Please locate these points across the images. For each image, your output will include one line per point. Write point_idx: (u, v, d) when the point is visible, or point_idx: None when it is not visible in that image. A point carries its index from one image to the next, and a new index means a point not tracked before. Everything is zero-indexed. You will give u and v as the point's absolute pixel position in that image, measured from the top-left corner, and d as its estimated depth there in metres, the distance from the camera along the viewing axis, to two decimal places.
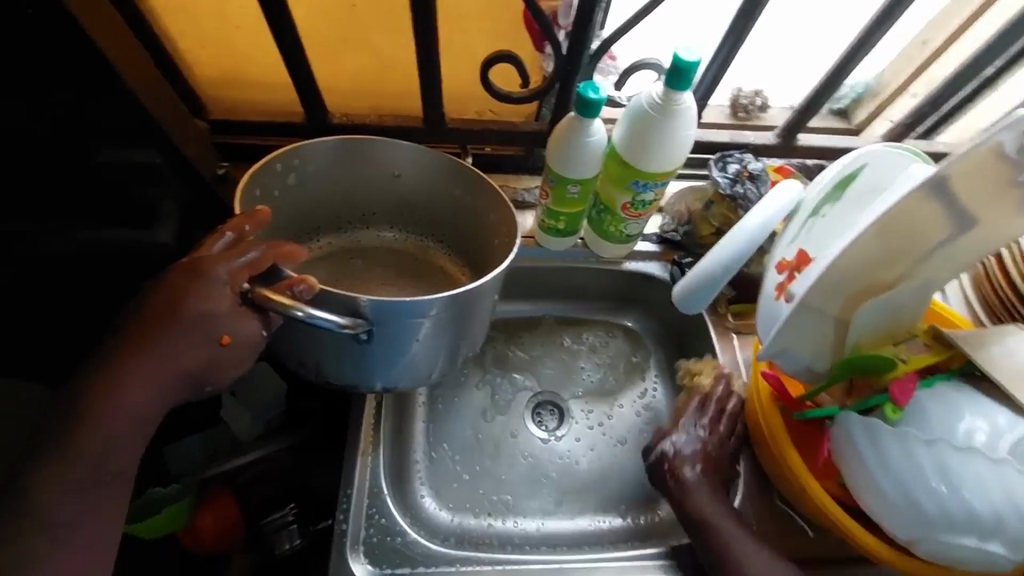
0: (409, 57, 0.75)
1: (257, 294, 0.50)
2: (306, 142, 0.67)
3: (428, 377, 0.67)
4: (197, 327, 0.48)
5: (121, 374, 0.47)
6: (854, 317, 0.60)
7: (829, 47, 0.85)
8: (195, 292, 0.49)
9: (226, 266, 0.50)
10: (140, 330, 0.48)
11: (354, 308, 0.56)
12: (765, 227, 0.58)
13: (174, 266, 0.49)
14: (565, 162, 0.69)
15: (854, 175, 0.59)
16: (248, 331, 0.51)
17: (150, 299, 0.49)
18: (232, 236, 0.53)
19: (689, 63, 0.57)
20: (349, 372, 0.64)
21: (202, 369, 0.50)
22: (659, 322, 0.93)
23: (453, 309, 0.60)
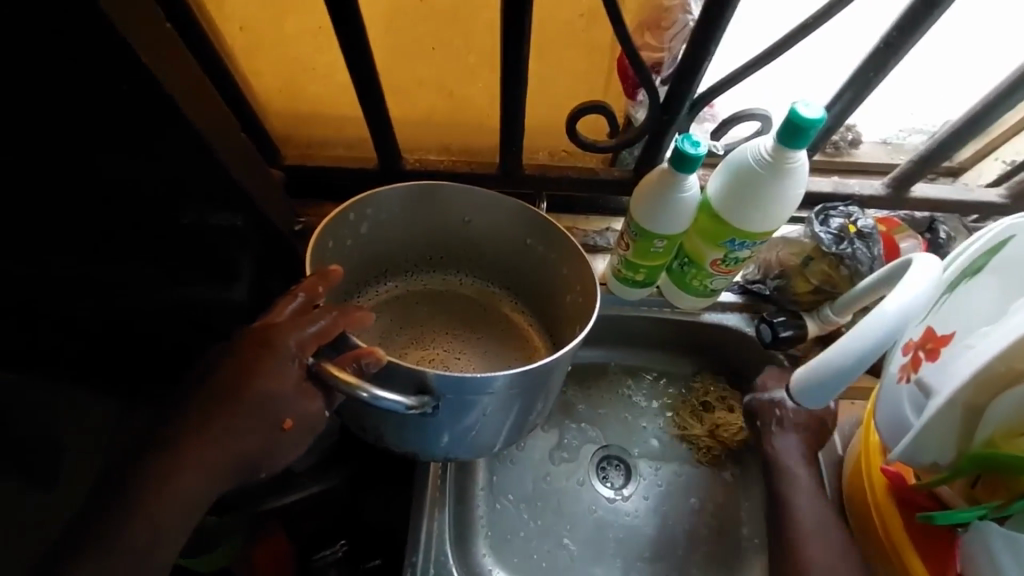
0: (486, 99, 0.72)
1: (322, 370, 0.43)
2: (376, 191, 0.64)
3: (491, 447, 0.60)
4: (261, 411, 0.43)
5: (181, 460, 0.42)
6: (989, 406, 0.53)
7: (937, 83, 0.78)
8: (261, 369, 0.43)
9: (297, 336, 0.44)
10: (201, 412, 0.43)
11: (422, 383, 0.49)
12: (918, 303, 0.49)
13: (247, 333, 0.44)
14: (654, 216, 0.63)
15: (999, 247, 0.51)
16: (311, 412, 0.45)
17: (215, 372, 0.44)
18: (304, 299, 0.46)
19: (810, 120, 0.52)
20: (409, 439, 0.57)
21: (260, 455, 0.45)
22: (733, 374, 0.83)
23: (525, 380, 0.53)
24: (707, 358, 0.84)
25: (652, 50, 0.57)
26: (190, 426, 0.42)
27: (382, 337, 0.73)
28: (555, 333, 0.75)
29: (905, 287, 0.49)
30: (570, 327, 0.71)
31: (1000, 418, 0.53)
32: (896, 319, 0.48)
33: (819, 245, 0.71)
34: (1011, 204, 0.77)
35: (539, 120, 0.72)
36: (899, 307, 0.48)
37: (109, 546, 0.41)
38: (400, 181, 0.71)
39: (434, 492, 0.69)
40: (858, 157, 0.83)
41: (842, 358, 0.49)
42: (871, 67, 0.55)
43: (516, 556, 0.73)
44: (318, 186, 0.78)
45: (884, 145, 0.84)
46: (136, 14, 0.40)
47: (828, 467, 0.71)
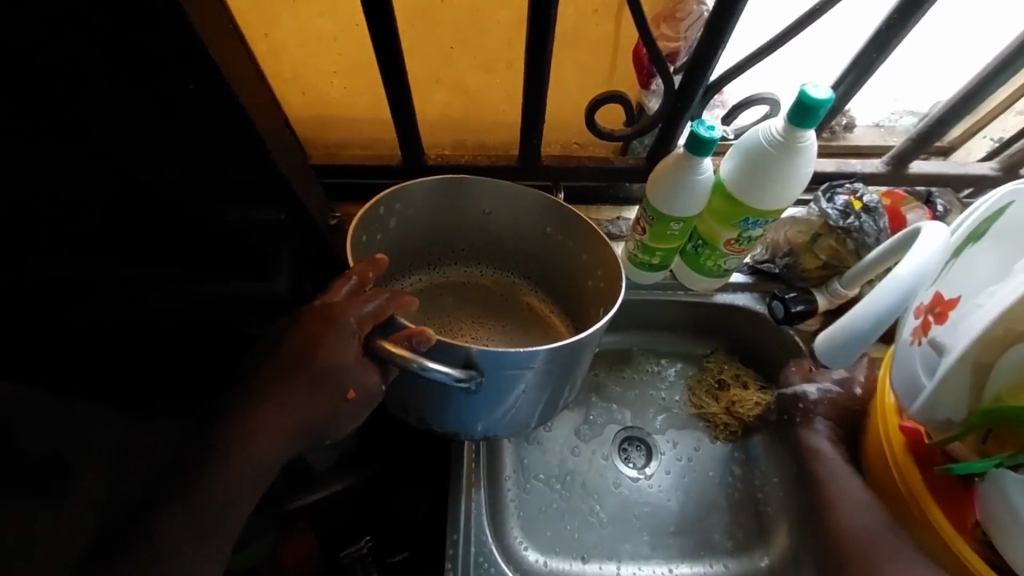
0: (504, 95, 0.74)
1: (379, 346, 0.46)
2: (404, 185, 0.66)
3: (527, 425, 0.63)
4: (324, 381, 0.45)
5: (248, 436, 0.44)
6: (997, 361, 0.56)
7: (930, 67, 0.82)
8: (325, 344, 0.45)
9: (356, 313, 0.46)
10: (271, 383, 0.45)
11: (468, 358, 0.51)
12: None
13: (307, 312, 0.46)
14: (670, 200, 0.66)
15: (998, 213, 0.55)
16: (370, 383, 0.47)
17: (282, 347, 0.46)
18: (356, 282, 0.50)
19: (818, 100, 0.55)
20: (449, 418, 0.59)
21: (324, 424, 0.47)
22: (747, 353, 0.86)
23: (561, 356, 0.55)
24: (722, 339, 0.87)
25: (667, 40, 0.60)
26: (261, 396, 0.44)
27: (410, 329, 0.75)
28: (577, 317, 0.77)
29: None
30: (593, 314, 0.74)
31: (1007, 372, 0.56)
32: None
33: (826, 221, 0.74)
34: (1003, 176, 0.81)
35: (555, 114, 0.75)
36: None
37: (185, 525, 0.42)
38: (425, 176, 0.74)
39: (468, 475, 0.72)
40: (853, 141, 0.87)
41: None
42: (873, 49, 0.59)
43: (547, 534, 0.75)
44: (341, 187, 0.81)
45: (877, 128, 0.88)
46: (207, 15, 0.42)
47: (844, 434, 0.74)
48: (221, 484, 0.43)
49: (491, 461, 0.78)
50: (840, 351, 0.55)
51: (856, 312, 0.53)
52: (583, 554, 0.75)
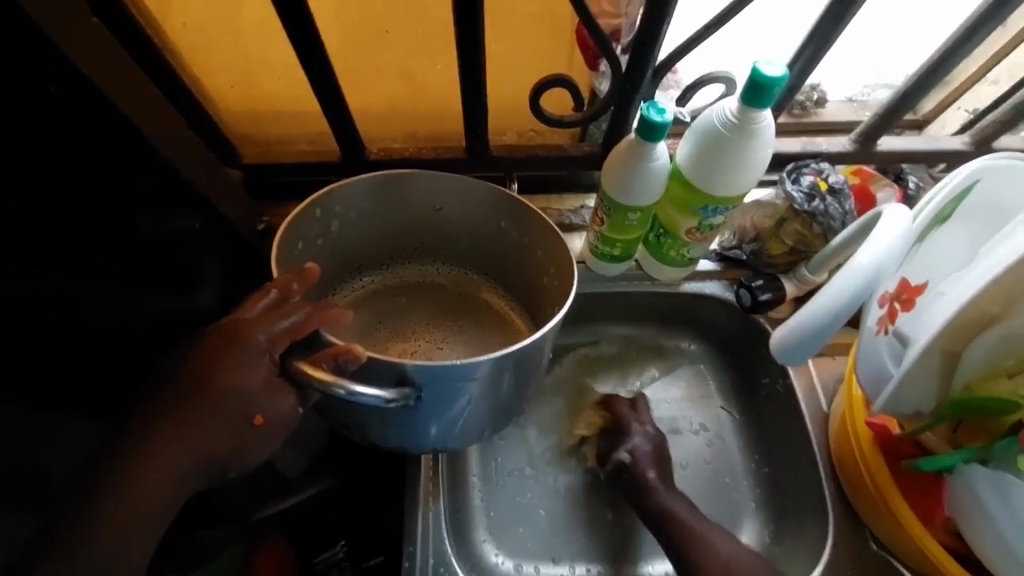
0: (447, 82, 0.70)
1: (296, 369, 0.42)
2: (337, 186, 0.62)
3: (482, 434, 0.60)
4: (229, 407, 0.42)
5: (145, 461, 0.41)
6: (964, 351, 0.54)
7: (900, 37, 0.79)
8: (232, 365, 0.42)
9: (266, 331, 0.43)
10: (175, 406, 0.42)
11: (402, 375, 0.48)
12: (888, 258, 0.48)
13: (213, 330, 0.43)
14: (625, 190, 0.63)
15: (965, 194, 0.52)
16: (282, 409, 0.43)
17: (186, 366, 0.43)
18: (277, 295, 0.45)
19: (773, 79, 0.51)
20: (398, 432, 0.56)
21: (231, 453, 0.43)
22: (720, 342, 0.83)
23: (508, 363, 0.51)
24: (693, 330, 0.84)
25: (609, 18, 0.56)
26: (164, 418, 0.41)
27: (362, 334, 0.71)
28: (537, 314, 0.74)
29: (876, 239, 0.49)
30: (551, 313, 0.70)
31: (975, 363, 0.54)
32: (870, 271, 0.48)
33: (792, 204, 0.71)
34: (976, 151, 0.77)
35: (504, 100, 0.70)
36: (873, 260, 0.48)
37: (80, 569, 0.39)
38: (367, 172, 0.70)
39: (427, 482, 0.68)
40: (823, 117, 0.83)
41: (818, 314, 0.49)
42: (830, 19, 0.55)
43: (514, 540, 0.73)
44: (283, 186, 0.76)
45: (849, 103, 0.84)
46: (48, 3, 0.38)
47: (814, 423, 0.73)
48: (125, 518, 0.40)
49: (453, 467, 0.75)
50: (797, 349, 0.51)
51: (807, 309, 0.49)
52: (553, 558, 0.72)
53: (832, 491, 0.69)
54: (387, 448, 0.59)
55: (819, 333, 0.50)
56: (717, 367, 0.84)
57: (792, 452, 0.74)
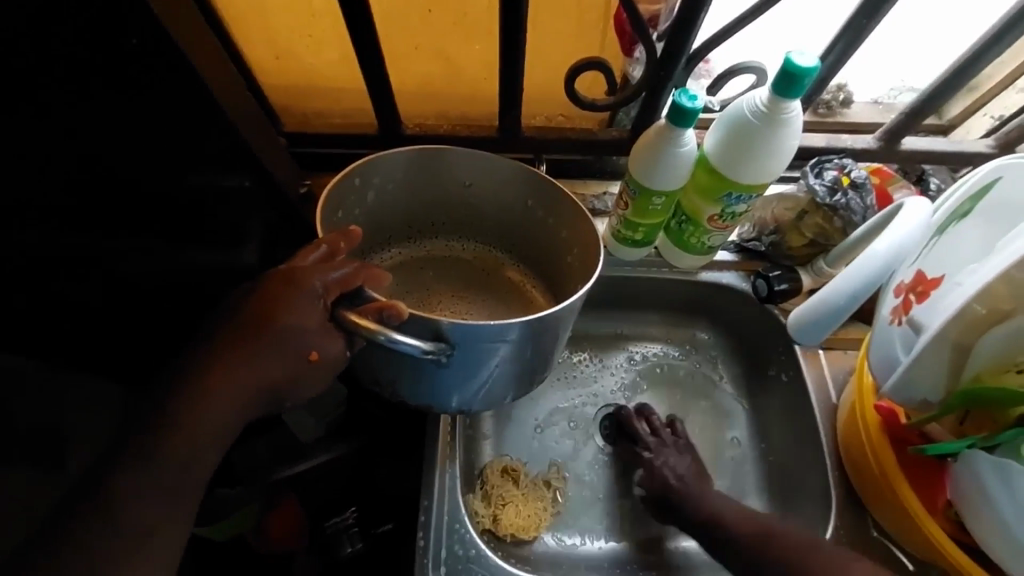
0: (485, 62, 0.71)
1: (345, 318, 0.45)
2: (377, 157, 0.64)
3: (502, 401, 0.62)
4: (287, 343, 0.45)
5: (201, 390, 0.44)
6: (977, 344, 0.55)
7: (930, 40, 0.79)
8: (288, 305, 0.45)
9: (321, 279, 0.46)
10: (235, 337, 0.45)
11: (437, 331, 0.50)
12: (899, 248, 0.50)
13: (272, 274, 0.46)
14: (651, 172, 0.64)
15: (986, 189, 0.53)
16: (334, 351, 0.47)
17: (245, 306, 0.46)
18: (326, 250, 0.49)
19: (804, 69, 0.53)
20: (424, 393, 0.59)
21: (284, 383, 0.47)
22: (733, 333, 0.86)
23: (536, 330, 0.54)
24: (706, 319, 0.87)
25: (650, 3, 0.58)
26: (224, 349, 0.45)
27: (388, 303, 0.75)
28: (558, 291, 0.76)
29: (896, 226, 0.51)
30: (572, 292, 0.73)
31: (986, 356, 0.55)
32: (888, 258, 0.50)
33: (813, 198, 0.72)
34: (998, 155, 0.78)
35: (540, 84, 0.72)
36: (889, 246, 0.50)
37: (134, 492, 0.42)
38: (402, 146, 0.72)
39: (444, 448, 0.71)
40: (849, 117, 0.85)
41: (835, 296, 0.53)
42: (863, 14, 0.57)
43: (523, 510, 0.75)
44: (318, 158, 0.79)
45: (875, 105, 0.86)
46: None
47: (821, 411, 0.75)
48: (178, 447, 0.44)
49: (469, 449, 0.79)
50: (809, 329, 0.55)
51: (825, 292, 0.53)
52: (561, 529, 0.76)
53: (836, 478, 0.71)
54: (412, 406, 0.62)
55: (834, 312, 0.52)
56: (725, 358, 0.87)
57: (799, 441, 0.76)
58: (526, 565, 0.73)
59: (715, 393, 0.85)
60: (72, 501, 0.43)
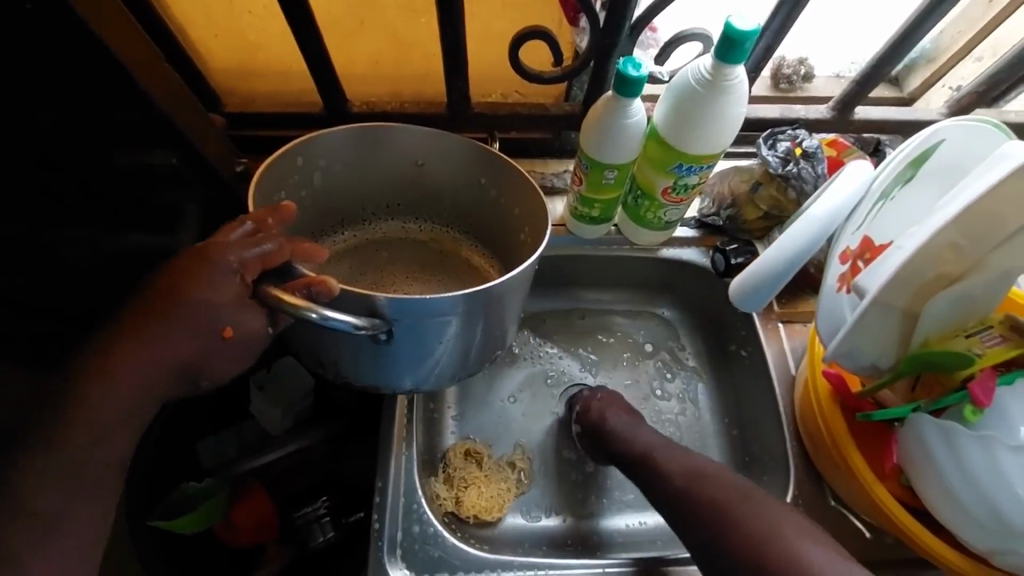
0: (431, 37, 0.69)
1: (268, 294, 0.44)
2: (318, 136, 0.62)
3: (454, 377, 0.61)
4: (198, 319, 0.44)
5: (123, 371, 0.43)
6: (924, 310, 0.55)
7: (885, 10, 0.79)
8: (200, 280, 0.44)
9: (238, 255, 0.44)
10: (140, 319, 0.43)
11: (373, 307, 0.49)
12: (835, 212, 0.55)
13: (185, 251, 0.45)
14: (600, 145, 0.63)
15: (928, 153, 0.53)
16: (250, 326, 0.46)
17: (153, 285, 0.44)
18: (251, 226, 0.47)
19: (744, 33, 0.52)
20: (371, 372, 0.58)
21: (200, 361, 0.46)
22: (697, 310, 0.85)
23: (482, 306, 0.53)
24: (671, 297, 0.86)
25: None
26: (137, 326, 0.43)
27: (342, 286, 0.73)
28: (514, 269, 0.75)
29: (833, 193, 0.55)
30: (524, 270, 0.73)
31: (931, 321, 0.56)
32: (823, 221, 0.55)
33: (766, 168, 0.72)
34: None
35: (486, 58, 0.71)
36: (827, 210, 0.55)
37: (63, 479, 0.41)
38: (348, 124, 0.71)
39: (401, 431, 0.70)
40: (810, 91, 0.84)
41: (779, 256, 0.57)
42: None
43: (485, 492, 0.74)
44: (267, 140, 0.77)
45: (836, 79, 0.86)
46: None
47: (780, 385, 0.75)
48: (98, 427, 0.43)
49: (430, 434, 0.78)
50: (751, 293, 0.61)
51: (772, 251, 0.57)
52: (525, 510, 0.76)
53: (793, 448, 0.71)
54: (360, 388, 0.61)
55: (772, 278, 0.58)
56: (687, 334, 0.87)
57: (760, 415, 0.76)
58: (489, 546, 0.72)
59: (679, 370, 0.85)
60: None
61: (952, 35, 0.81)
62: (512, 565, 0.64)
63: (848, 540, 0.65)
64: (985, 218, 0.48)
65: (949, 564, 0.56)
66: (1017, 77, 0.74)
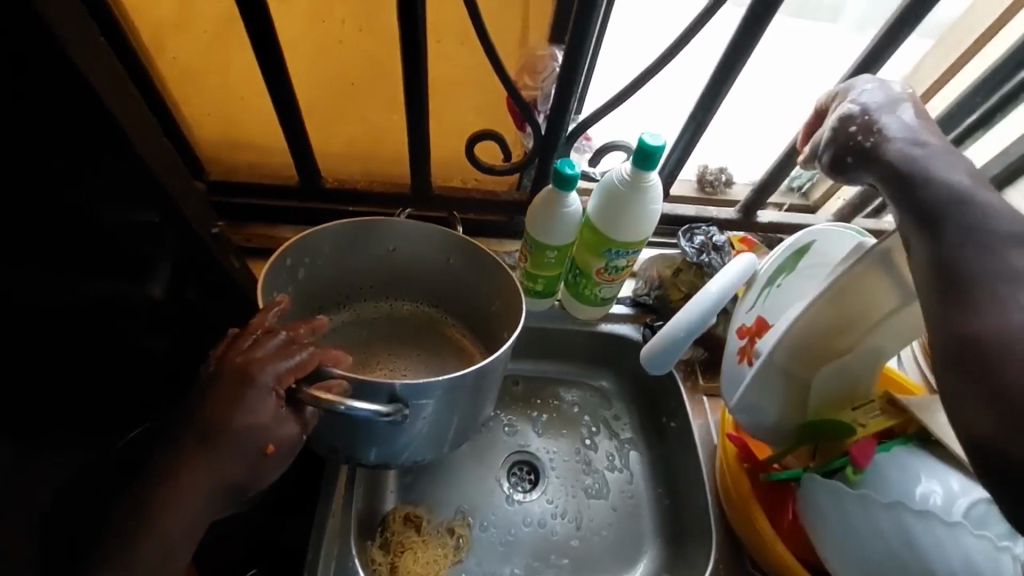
0: (400, 130, 0.80)
1: (306, 395, 0.50)
2: (311, 234, 0.69)
3: (442, 450, 0.66)
4: (244, 443, 0.48)
5: (168, 495, 0.46)
6: (814, 380, 0.63)
7: (784, 134, 0.96)
8: (241, 403, 0.48)
9: (273, 370, 0.49)
10: (191, 447, 0.47)
11: (392, 393, 0.55)
12: (727, 290, 0.65)
13: (224, 370, 0.49)
14: (543, 230, 0.73)
15: (806, 249, 0.64)
16: (288, 435, 0.50)
17: (197, 415, 0.48)
18: (285, 336, 0.52)
19: (653, 147, 0.64)
20: (376, 450, 0.62)
21: (246, 478, 0.49)
22: (633, 383, 0.92)
23: (466, 384, 0.60)
24: (609, 370, 0.94)
25: (530, 90, 0.70)
26: (188, 454, 0.47)
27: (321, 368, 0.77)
28: (490, 343, 0.81)
29: (725, 271, 0.66)
30: (502, 337, 0.78)
31: (822, 391, 0.64)
32: (718, 295, 0.65)
33: (685, 258, 0.83)
34: None
35: (447, 148, 0.81)
36: (721, 286, 0.65)
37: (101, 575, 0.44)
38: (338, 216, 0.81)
39: (343, 489, 0.71)
40: (730, 195, 0.97)
41: (683, 323, 0.65)
42: (701, 108, 0.70)
43: (421, 557, 0.75)
44: (243, 207, 0.84)
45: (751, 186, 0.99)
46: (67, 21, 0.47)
47: (704, 453, 0.81)
48: None
49: (371, 496, 0.79)
50: (661, 359, 0.67)
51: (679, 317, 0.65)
52: None
53: (716, 514, 0.76)
54: (374, 465, 0.65)
55: (679, 343, 0.66)
56: (624, 405, 0.93)
57: (686, 483, 0.81)
58: None
59: (617, 440, 0.90)
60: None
61: None
62: None
63: None
64: (853, 304, 0.58)
65: None
66: None
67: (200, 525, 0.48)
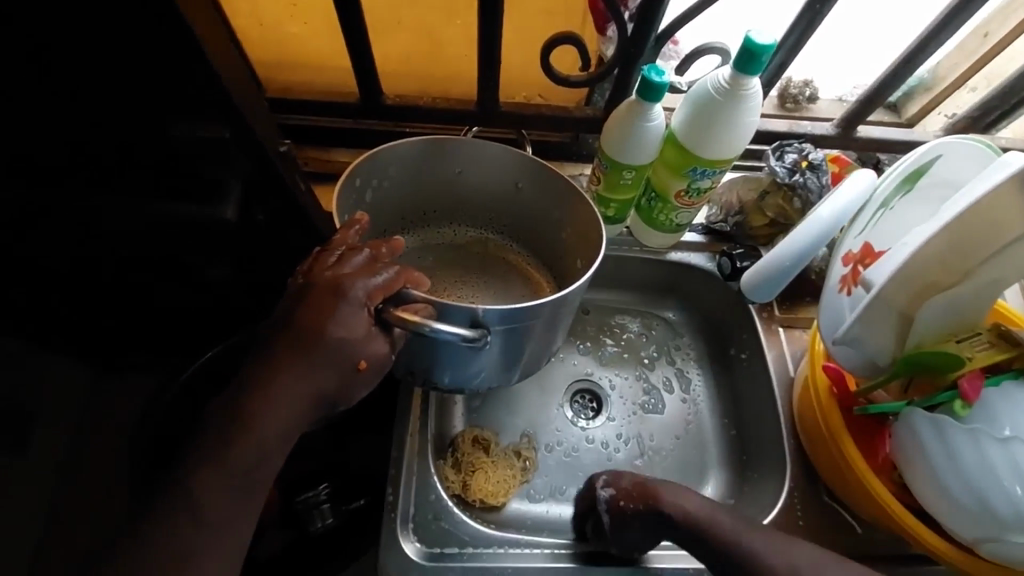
0: (465, 40, 0.73)
1: (392, 316, 0.48)
2: (379, 152, 0.65)
3: (508, 380, 0.66)
4: (339, 357, 0.47)
5: (266, 405, 0.46)
6: (920, 312, 0.58)
7: (886, 39, 0.84)
8: (334, 316, 0.47)
9: (364, 286, 0.48)
10: (285, 355, 0.46)
11: (474, 318, 0.54)
12: (840, 215, 0.63)
13: (317, 285, 0.48)
14: (622, 146, 0.67)
15: (927, 168, 0.59)
16: (378, 352, 0.49)
17: (292, 322, 0.47)
18: (369, 254, 0.51)
19: (762, 46, 0.57)
20: (452, 375, 0.62)
21: (338, 394, 0.49)
22: (701, 313, 0.89)
23: (546, 311, 0.57)
24: (676, 300, 0.90)
25: None
26: (283, 363, 0.46)
27: None
28: (561, 273, 0.78)
29: (839, 194, 0.63)
30: (574, 267, 0.75)
31: (928, 323, 0.59)
32: (830, 222, 0.63)
33: (774, 178, 0.77)
34: None
35: (514, 58, 0.75)
36: (832, 212, 0.63)
37: (213, 483, 0.46)
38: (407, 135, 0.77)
39: (416, 413, 0.72)
40: (815, 111, 0.88)
41: (785, 255, 0.68)
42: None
43: (492, 476, 0.76)
44: (301, 128, 0.81)
45: (840, 102, 0.90)
46: None
47: (779, 386, 0.78)
48: None
49: (440, 420, 0.81)
50: (760, 285, 0.72)
51: (778, 251, 0.68)
52: (530, 494, 0.78)
53: (791, 449, 0.74)
54: (448, 390, 0.65)
55: (780, 271, 0.69)
56: (691, 336, 0.90)
57: (757, 414, 0.79)
58: (495, 527, 0.75)
59: (683, 371, 0.88)
60: (155, 498, 0.47)
61: (947, 66, 0.86)
62: (547, 553, 0.67)
63: (841, 535, 0.69)
64: (980, 228, 0.52)
65: (936, 550, 0.59)
66: (1008, 105, 0.81)
67: (291, 435, 0.48)
